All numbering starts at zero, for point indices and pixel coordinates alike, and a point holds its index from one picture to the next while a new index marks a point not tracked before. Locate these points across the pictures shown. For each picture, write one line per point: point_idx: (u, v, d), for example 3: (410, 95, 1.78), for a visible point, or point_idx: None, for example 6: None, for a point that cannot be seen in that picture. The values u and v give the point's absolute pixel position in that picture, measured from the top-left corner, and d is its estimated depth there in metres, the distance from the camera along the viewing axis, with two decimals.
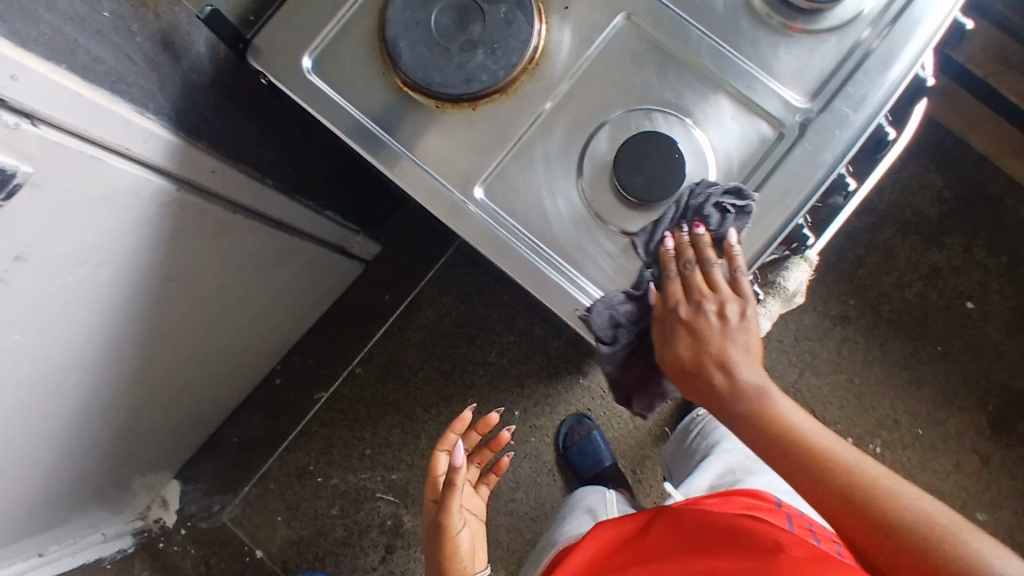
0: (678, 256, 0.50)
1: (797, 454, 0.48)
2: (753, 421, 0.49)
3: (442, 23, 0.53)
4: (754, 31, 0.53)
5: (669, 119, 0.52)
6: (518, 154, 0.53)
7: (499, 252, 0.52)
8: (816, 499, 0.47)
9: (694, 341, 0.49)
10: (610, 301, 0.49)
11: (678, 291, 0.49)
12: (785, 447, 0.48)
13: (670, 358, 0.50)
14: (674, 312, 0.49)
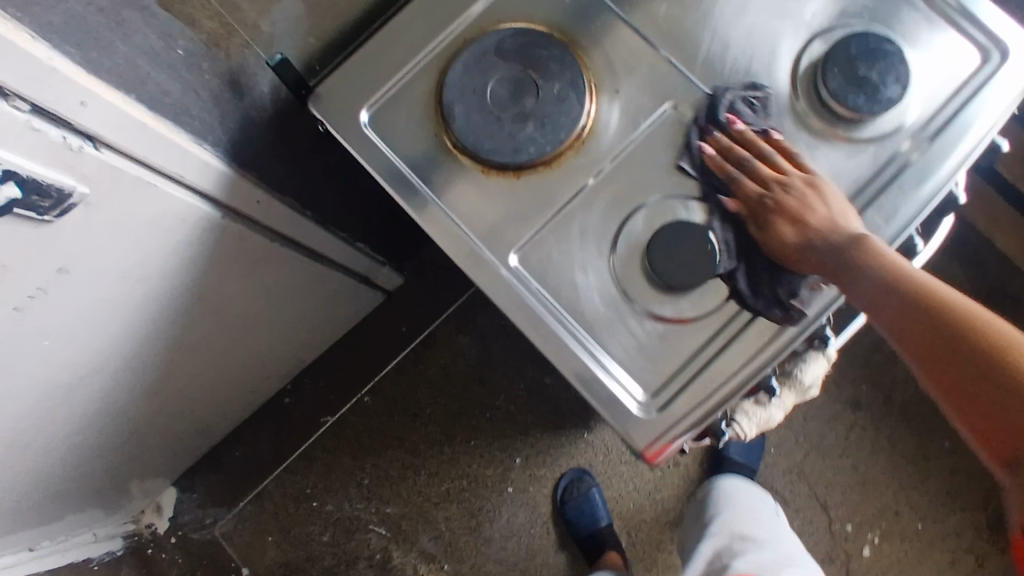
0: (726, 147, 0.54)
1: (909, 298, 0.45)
2: (871, 266, 0.47)
3: (498, 94, 0.55)
4: (796, 133, 0.55)
5: (706, 209, 0.54)
6: (556, 226, 0.54)
7: (527, 318, 0.53)
8: (931, 339, 0.44)
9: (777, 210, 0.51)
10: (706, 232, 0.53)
11: (754, 185, 0.52)
12: (900, 291, 0.45)
13: (775, 244, 0.51)
14: (759, 202, 0.52)
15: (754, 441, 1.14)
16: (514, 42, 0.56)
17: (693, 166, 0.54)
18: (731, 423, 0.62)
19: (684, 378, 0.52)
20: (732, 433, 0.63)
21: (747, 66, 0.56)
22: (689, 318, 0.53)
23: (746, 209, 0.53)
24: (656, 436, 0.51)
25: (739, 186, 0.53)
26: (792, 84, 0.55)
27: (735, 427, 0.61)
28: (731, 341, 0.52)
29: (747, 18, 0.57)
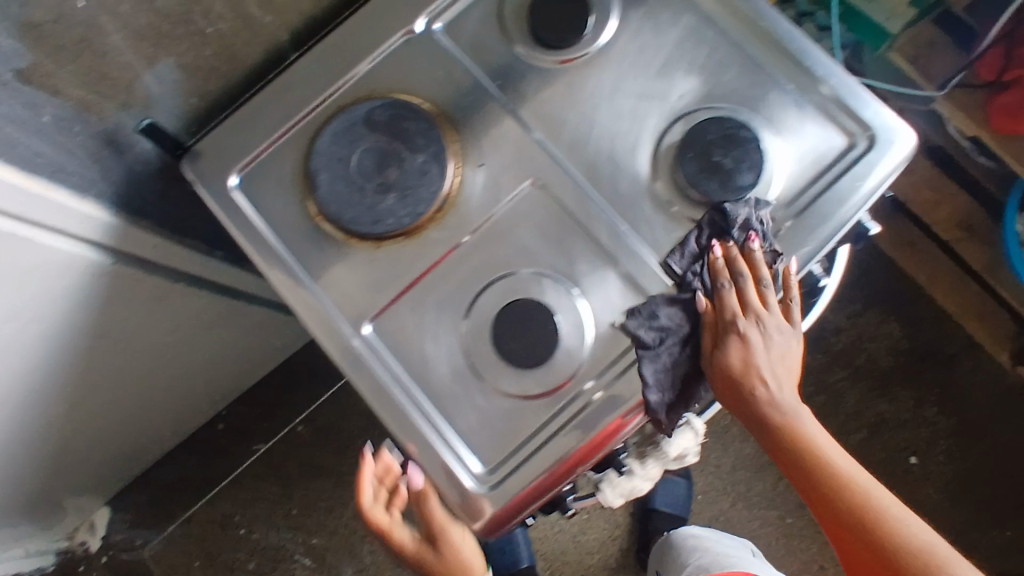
0: (735, 273, 0.53)
1: (835, 494, 0.53)
2: (771, 422, 0.53)
3: (363, 164, 0.56)
4: (652, 214, 0.55)
5: (556, 287, 0.54)
6: (412, 297, 0.55)
7: (375, 389, 0.54)
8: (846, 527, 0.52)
9: (744, 351, 0.52)
10: (651, 314, 0.52)
11: (735, 303, 0.53)
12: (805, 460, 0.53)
13: (716, 365, 0.53)
14: (730, 323, 0.53)
15: (681, 489, 1.11)
16: (382, 113, 0.57)
17: (684, 258, 0.54)
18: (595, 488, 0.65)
19: (522, 454, 0.53)
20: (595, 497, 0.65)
21: (608, 143, 0.56)
22: (533, 394, 0.53)
23: (714, 320, 0.54)
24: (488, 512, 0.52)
25: (708, 327, 0.54)
26: (651, 163, 0.55)
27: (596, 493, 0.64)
28: (573, 421, 0.52)
29: (612, 95, 0.57)
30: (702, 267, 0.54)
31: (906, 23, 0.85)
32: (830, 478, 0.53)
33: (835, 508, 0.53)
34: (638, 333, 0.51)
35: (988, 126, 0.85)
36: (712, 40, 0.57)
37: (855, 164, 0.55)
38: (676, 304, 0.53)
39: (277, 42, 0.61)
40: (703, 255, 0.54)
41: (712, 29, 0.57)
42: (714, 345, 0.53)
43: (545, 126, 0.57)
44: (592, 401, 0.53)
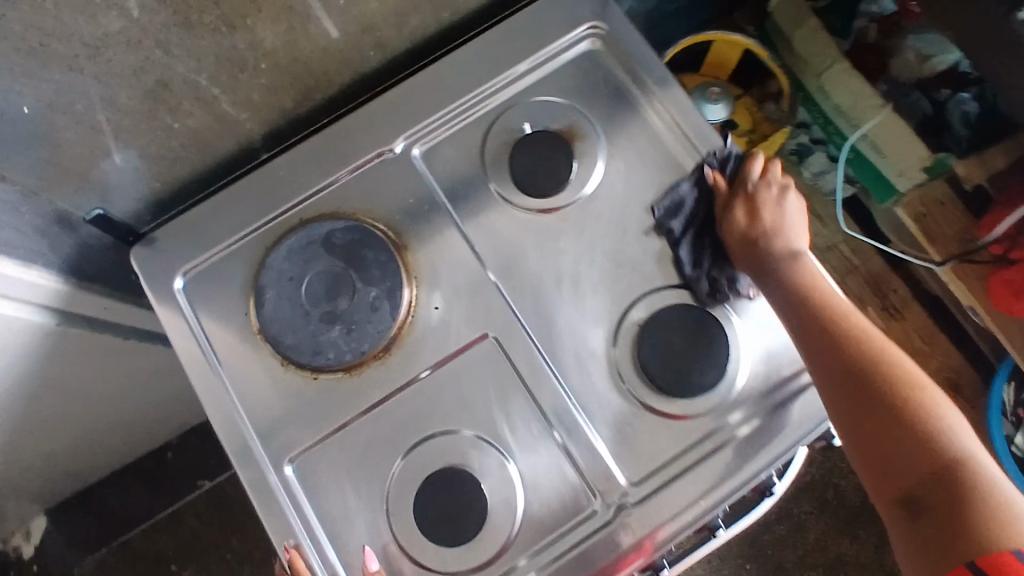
0: (736, 178, 0.55)
1: (884, 420, 0.44)
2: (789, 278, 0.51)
3: (313, 288, 0.54)
4: (605, 391, 0.52)
5: (491, 454, 0.52)
6: (338, 438, 0.52)
7: (283, 532, 0.51)
8: (906, 471, 0.43)
9: (754, 208, 0.54)
10: (678, 191, 0.54)
11: (753, 175, 0.55)
12: (822, 313, 0.49)
13: (733, 229, 0.53)
14: (751, 191, 0.54)
15: None
16: (343, 237, 0.54)
17: (680, 215, 0.54)
18: None
19: None
20: None
21: (571, 307, 0.54)
22: (449, 567, 0.50)
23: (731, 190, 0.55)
24: None
25: (726, 219, 0.54)
26: (612, 337, 0.53)
27: None
28: None
29: (583, 256, 0.54)
30: (708, 189, 0.55)
31: (915, 184, 0.83)
32: (873, 368, 0.46)
33: (889, 443, 0.44)
34: (671, 206, 0.54)
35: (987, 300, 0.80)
36: (694, 216, 0.54)
37: None
38: (697, 184, 0.55)
39: (252, 138, 0.59)
40: (700, 201, 0.55)
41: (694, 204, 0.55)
42: (743, 246, 0.53)
43: (509, 276, 0.55)
44: None
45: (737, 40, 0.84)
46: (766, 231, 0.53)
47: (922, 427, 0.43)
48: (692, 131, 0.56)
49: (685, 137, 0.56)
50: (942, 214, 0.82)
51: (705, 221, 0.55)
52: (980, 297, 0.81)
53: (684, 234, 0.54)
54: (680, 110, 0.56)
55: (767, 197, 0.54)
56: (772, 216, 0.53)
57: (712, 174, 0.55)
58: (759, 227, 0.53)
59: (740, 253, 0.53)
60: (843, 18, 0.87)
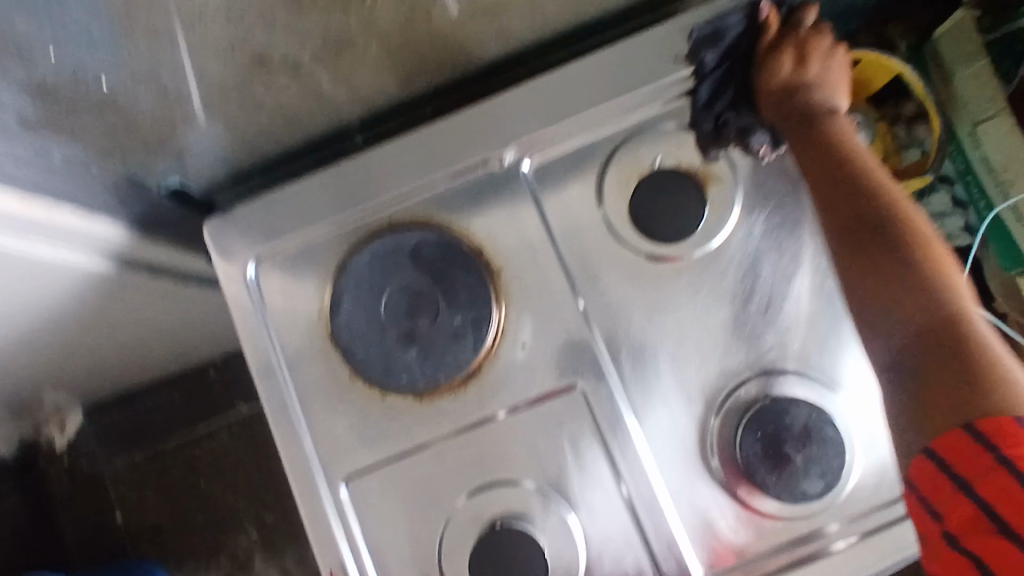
0: (791, 27, 0.47)
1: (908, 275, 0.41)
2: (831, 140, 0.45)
3: (394, 303, 0.49)
4: (692, 472, 0.48)
5: (556, 515, 0.48)
6: (398, 465, 0.50)
7: (326, 554, 0.49)
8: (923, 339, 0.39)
9: (800, 59, 0.46)
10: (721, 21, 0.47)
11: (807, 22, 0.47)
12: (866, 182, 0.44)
13: (772, 78, 0.47)
14: (798, 38, 0.47)
15: None
16: (432, 250, 0.50)
17: (717, 45, 0.48)
18: None
19: None
20: None
21: (671, 372, 0.49)
22: None
23: (779, 34, 0.47)
24: None
25: (769, 65, 0.47)
26: (714, 415, 0.48)
27: None
28: None
29: (694, 319, 0.49)
30: (756, 26, 0.47)
31: None
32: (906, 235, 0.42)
33: (906, 313, 0.40)
34: (706, 34, 0.48)
35: None
36: (832, 297, 0.48)
37: None
38: (748, 17, 0.47)
39: (347, 115, 0.53)
40: (739, 34, 0.47)
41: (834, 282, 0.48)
42: (778, 106, 0.47)
43: (607, 326, 0.49)
44: None
45: (890, 61, 0.73)
46: (804, 83, 0.46)
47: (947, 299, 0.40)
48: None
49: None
50: None
51: (737, 63, 0.48)
52: None
53: (717, 68, 0.49)
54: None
55: (821, 49, 0.46)
56: (820, 70, 0.46)
57: (767, 12, 0.46)
58: (804, 77, 0.46)
59: (777, 108, 0.47)
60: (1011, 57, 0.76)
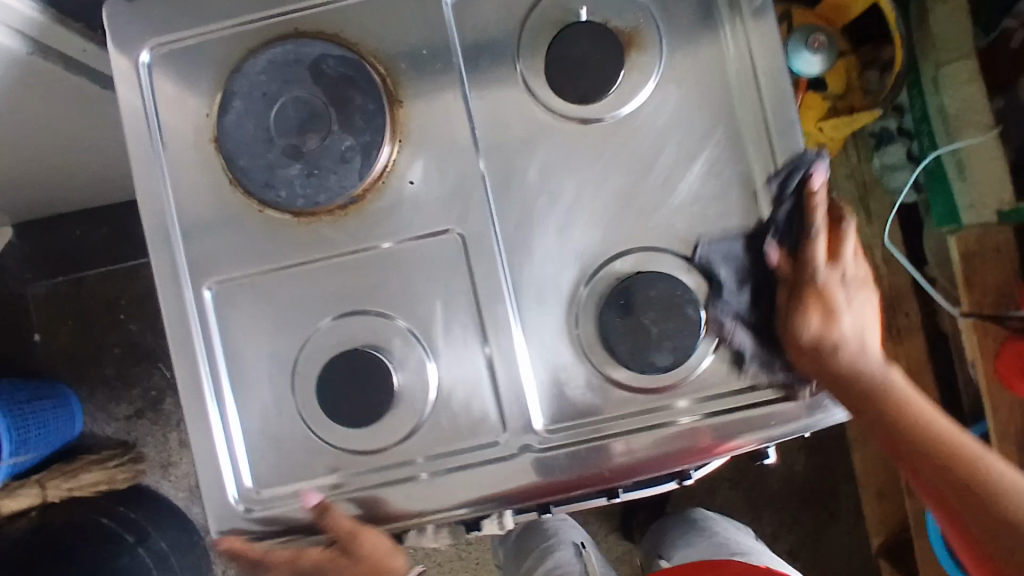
0: (800, 224, 0.46)
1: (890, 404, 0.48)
2: (855, 383, 0.47)
3: (284, 114, 0.47)
4: (556, 328, 0.48)
5: (415, 349, 0.49)
6: (267, 279, 0.49)
7: (184, 352, 0.49)
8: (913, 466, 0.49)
9: (804, 297, 0.46)
10: (723, 251, 0.47)
11: (817, 249, 0.46)
12: (875, 400, 0.47)
13: (791, 325, 0.46)
14: (805, 272, 0.46)
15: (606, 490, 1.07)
16: (333, 67, 0.47)
17: (731, 243, 0.47)
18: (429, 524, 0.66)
19: (292, 492, 0.49)
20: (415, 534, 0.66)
21: (555, 235, 0.48)
22: (343, 444, 0.48)
23: (790, 274, 0.46)
24: (225, 527, 0.49)
25: (792, 318, 0.46)
26: (584, 284, 0.48)
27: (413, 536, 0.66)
28: (358, 486, 0.49)
29: (588, 186, 0.48)
30: (768, 269, 0.47)
31: (981, 221, 0.75)
32: (923, 445, 0.48)
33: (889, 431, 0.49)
34: (709, 262, 0.47)
35: (989, 364, 0.77)
36: (728, 189, 0.48)
37: (781, 397, 0.47)
38: (750, 250, 0.47)
39: None
40: (730, 253, 0.47)
41: (734, 175, 0.48)
42: (797, 288, 0.46)
43: (501, 178, 0.48)
44: (415, 479, 0.48)
45: None
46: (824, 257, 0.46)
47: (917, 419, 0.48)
48: (769, 99, 0.48)
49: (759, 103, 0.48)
50: (994, 259, 0.76)
51: (730, 114, 0.48)
52: (984, 357, 0.77)
53: (732, 284, 0.47)
54: (767, 68, 0.47)
55: (836, 284, 0.46)
56: (838, 242, 0.47)
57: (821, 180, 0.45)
58: (826, 322, 0.46)
59: (808, 362, 0.46)
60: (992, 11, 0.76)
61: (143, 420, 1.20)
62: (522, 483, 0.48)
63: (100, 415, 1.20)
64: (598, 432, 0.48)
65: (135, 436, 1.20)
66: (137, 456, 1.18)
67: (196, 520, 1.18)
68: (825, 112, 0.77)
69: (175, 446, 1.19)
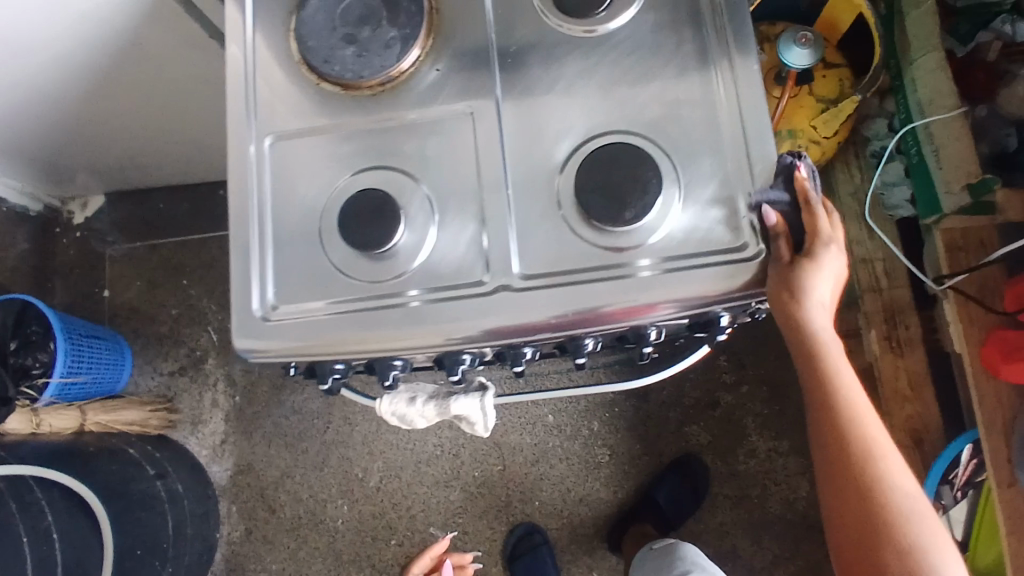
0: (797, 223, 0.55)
1: (834, 425, 0.54)
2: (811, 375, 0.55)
3: (348, 10, 0.59)
4: (539, 194, 0.57)
5: (424, 204, 0.58)
6: (312, 133, 0.60)
7: (238, 192, 0.60)
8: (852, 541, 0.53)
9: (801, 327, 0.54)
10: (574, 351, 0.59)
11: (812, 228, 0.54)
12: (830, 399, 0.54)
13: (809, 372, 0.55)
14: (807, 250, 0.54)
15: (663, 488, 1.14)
16: None
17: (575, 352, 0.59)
18: (409, 398, 0.67)
19: (306, 311, 0.57)
20: (396, 417, 0.68)
21: (547, 118, 0.58)
22: (351, 273, 0.57)
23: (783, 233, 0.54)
24: (249, 337, 0.58)
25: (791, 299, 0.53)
26: (559, 173, 0.57)
27: (396, 410, 0.67)
28: (356, 312, 0.57)
29: (575, 87, 0.58)
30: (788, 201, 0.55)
31: (957, 206, 0.78)
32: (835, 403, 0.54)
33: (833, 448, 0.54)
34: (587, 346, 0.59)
35: (975, 353, 0.81)
36: (690, 102, 0.57)
37: (727, 267, 0.54)
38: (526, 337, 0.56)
39: None
40: (589, 344, 0.58)
41: (697, 97, 0.57)
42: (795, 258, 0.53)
43: (510, 75, 0.59)
44: (407, 305, 0.56)
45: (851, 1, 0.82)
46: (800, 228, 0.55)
47: (863, 461, 0.53)
48: (738, 58, 0.57)
49: (727, 58, 0.57)
50: (979, 251, 0.81)
51: (690, 29, 0.58)
52: (971, 346, 0.81)
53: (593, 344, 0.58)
54: (735, 27, 0.57)
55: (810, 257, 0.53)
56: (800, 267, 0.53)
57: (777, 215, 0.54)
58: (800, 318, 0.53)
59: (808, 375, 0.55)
60: (972, 24, 0.81)
61: (183, 377, 1.30)
62: (501, 321, 0.55)
63: (146, 369, 1.31)
64: (569, 279, 0.55)
65: (174, 391, 1.29)
66: (172, 407, 1.27)
67: (214, 477, 1.25)
68: (817, 112, 0.86)
69: (207, 405, 1.28)
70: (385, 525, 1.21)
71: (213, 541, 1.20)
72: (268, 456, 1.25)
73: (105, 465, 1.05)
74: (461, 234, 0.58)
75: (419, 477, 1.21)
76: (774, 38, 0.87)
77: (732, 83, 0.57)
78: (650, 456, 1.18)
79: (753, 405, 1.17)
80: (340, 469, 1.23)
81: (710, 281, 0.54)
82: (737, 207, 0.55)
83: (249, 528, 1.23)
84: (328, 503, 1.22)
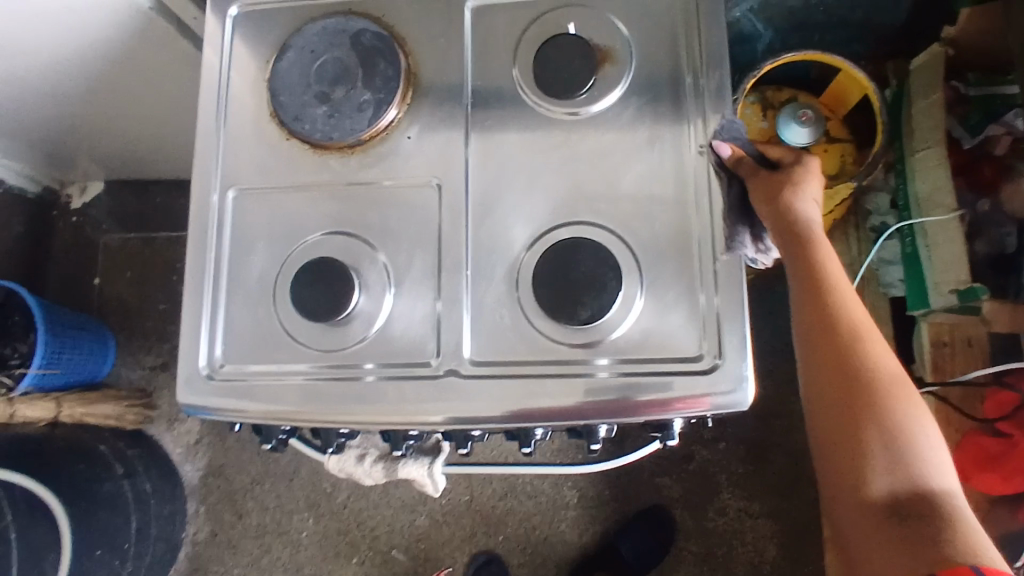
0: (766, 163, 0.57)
1: (837, 339, 0.52)
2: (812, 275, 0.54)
3: (324, 68, 0.59)
4: (498, 278, 0.56)
5: (381, 274, 0.57)
6: (276, 191, 0.59)
7: (197, 242, 0.59)
8: (839, 463, 0.52)
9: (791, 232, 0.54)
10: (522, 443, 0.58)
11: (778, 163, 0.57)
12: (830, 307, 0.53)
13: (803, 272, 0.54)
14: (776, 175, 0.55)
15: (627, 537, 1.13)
16: (369, 39, 0.59)
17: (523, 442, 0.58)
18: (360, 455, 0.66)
19: (253, 374, 0.57)
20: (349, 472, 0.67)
21: (515, 199, 0.57)
22: (301, 339, 0.57)
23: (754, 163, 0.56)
24: (193, 394, 0.57)
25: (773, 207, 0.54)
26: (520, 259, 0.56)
27: (346, 466, 0.66)
28: (302, 381, 0.56)
29: (545, 171, 0.57)
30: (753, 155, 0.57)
31: (943, 306, 0.80)
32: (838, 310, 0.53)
33: (830, 366, 0.52)
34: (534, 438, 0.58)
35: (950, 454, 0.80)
36: (661, 199, 0.56)
37: (682, 376, 0.53)
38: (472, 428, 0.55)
39: None
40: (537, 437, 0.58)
41: (669, 192, 0.56)
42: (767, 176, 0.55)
43: (482, 149, 0.58)
44: (359, 380, 0.55)
45: (860, 78, 0.81)
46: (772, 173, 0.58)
47: (864, 379, 0.52)
48: (714, 155, 0.55)
49: (704, 155, 0.56)
50: (963, 353, 0.82)
51: (669, 121, 0.57)
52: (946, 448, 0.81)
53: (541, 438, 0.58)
54: (716, 124, 0.56)
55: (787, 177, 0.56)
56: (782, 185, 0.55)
57: (731, 148, 0.55)
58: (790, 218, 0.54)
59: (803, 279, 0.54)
60: (983, 115, 0.83)
61: (165, 373, 1.30)
62: (446, 408, 0.54)
63: (129, 361, 1.32)
64: (518, 371, 0.54)
65: (154, 386, 1.30)
66: (150, 403, 1.28)
67: (185, 476, 1.26)
68: None
69: None
70: (348, 543, 1.21)
71: (177, 541, 1.21)
72: (239, 461, 1.26)
73: (75, 462, 1.05)
74: (414, 311, 0.56)
75: (387, 498, 1.21)
76: (778, 105, 0.86)
77: (707, 182, 0.55)
78: (618, 503, 1.17)
79: (728, 462, 1.15)
80: (309, 482, 1.23)
81: (662, 389, 0.52)
82: (698, 314, 0.54)
83: (214, 530, 1.24)
84: (293, 516, 1.23)
